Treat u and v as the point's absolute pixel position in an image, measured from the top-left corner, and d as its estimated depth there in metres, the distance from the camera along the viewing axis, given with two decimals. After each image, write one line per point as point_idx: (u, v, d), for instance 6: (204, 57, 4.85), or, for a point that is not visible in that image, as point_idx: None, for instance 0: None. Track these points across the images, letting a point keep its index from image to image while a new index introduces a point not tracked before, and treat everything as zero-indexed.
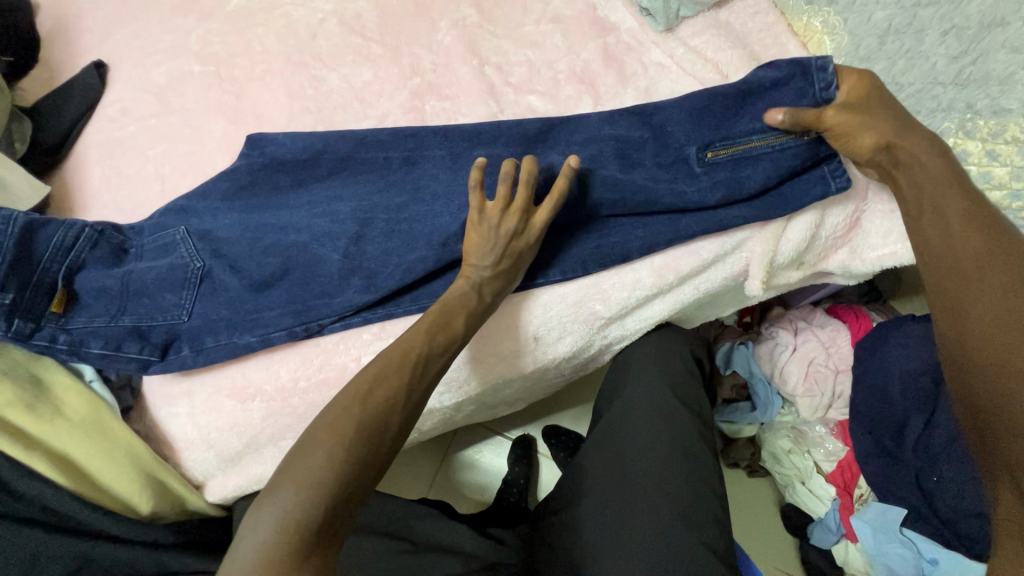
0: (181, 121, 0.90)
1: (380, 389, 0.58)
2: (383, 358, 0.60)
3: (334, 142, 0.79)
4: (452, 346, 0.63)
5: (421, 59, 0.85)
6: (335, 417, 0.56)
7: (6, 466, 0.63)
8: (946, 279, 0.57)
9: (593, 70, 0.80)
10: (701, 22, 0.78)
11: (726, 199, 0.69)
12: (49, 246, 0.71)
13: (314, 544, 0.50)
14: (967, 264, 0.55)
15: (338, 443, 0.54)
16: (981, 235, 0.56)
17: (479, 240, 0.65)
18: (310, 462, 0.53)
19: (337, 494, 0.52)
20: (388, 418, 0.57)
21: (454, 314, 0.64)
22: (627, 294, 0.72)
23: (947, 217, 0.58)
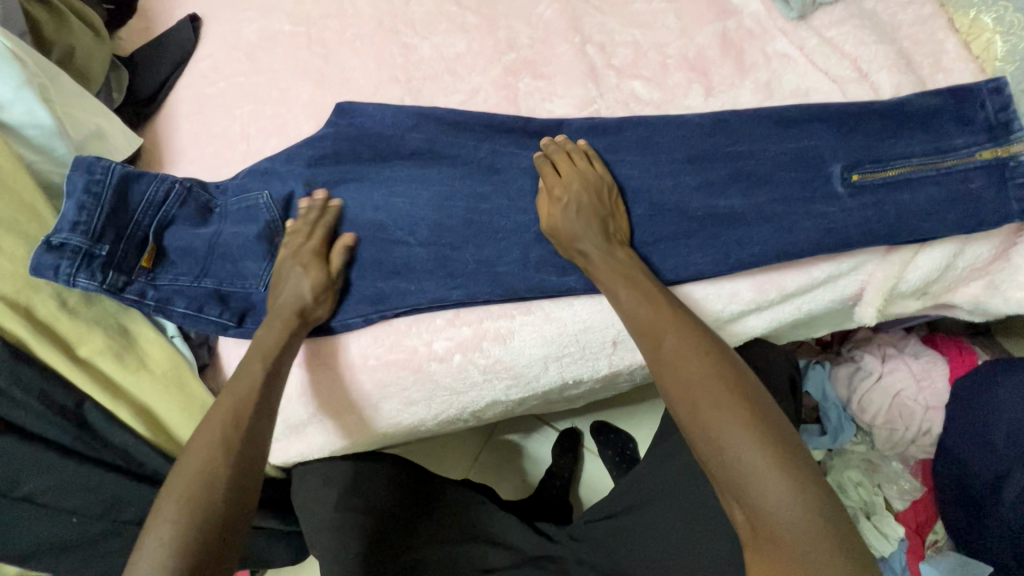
0: (269, 82, 0.89)
1: (194, 457, 0.57)
2: (197, 430, 0.59)
3: (424, 121, 0.76)
4: (253, 391, 0.62)
5: (518, 34, 0.80)
6: (181, 490, 0.55)
7: (96, 411, 0.67)
8: (702, 436, 0.51)
9: (707, 58, 0.73)
10: (841, 10, 0.70)
11: (853, 214, 0.61)
12: (142, 200, 0.72)
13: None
14: (717, 413, 0.51)
15: (183, 514, 0.53)
16: (724, 381, 0.53)
17: (280, 276, 0.70)
18: (150, 545, 0.52)
19: (180, 568, 0.51)
20: (212, 479, 0.56)
21: (252, 358, 0.65)
22: (722, 308, 0.67)
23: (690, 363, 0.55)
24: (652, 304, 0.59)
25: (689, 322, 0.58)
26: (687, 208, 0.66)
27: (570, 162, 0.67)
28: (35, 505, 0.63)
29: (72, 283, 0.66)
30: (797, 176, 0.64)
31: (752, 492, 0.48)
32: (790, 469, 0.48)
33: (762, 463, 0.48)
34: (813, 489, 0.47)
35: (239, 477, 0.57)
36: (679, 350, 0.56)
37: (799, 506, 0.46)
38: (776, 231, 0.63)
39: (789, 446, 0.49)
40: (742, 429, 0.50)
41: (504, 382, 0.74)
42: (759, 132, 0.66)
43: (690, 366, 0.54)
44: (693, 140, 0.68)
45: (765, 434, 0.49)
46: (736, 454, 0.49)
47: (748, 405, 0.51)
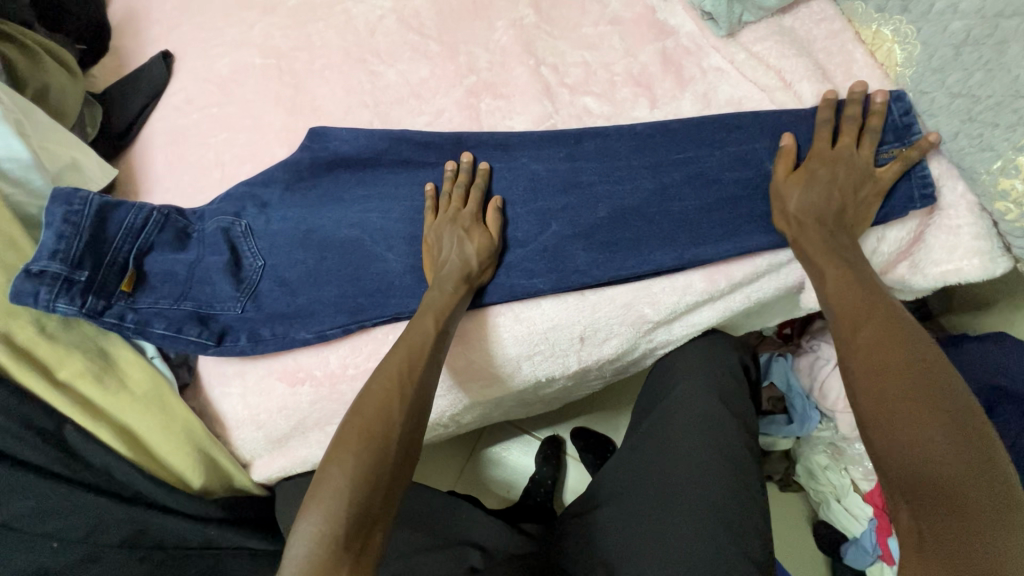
0: (242, 112, 0.93)
1: (377, 410, 0.61)
2: (374, 380, 0.63)
3: (396, 144, 0.79)
4: (429, 346, 0.65)
5: (478, 58, 0.87)
6: (371, 431, 0.59)
7: (77, 433, 0.67)
8: (876, 419, 0.53)
9: (650, 74, 0.80)
10: (764, 27, 0.77)
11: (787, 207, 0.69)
12: (122, 226, 0.75)
13: (347, 553, 0.53)
14: (887, 383, 0.53)
15: (348, 452, 0.57)
16: (914, 353, 0.54)
17: (439, 239, 0.72)
18: (325, 488, 0.56)
19: (354, 505, 0.55)
20: (385, 430, 0.59)
21: (426, 312, 0.67)
22: (677, 299, 0.72)
23: (885, 337, 0.56)
24: (866, 288, 0.61)
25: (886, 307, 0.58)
26: (640, 212, 0.73)
27: (462, 181, 0.76)
28: (17, 533, 0.63)
29: (53, 310, 0.67)
30: (738, 174, 0.72)
31: (919, 457, 0.49)
32: (958, 438, 0.48)
33: (951, 459, 0.47)
34: (977, 458, 0.47)
35: (409, 427, 0.61)
36: (876, 338, 0.57)
37: (982, 488, 0.46)
38: (722, 232, 0.71)
39: (967, 436, 0.48)
40: (912, 398, 0.51)
41: (479, 383, 0.77)
42: (697, 140, 0.74)
43: (880, 350, 0.55)
44: (646, 150, 0.75)
45: (954, 426, 0.48)
46: (899, 423, 0.51)
47: (912, 376, 0.52)
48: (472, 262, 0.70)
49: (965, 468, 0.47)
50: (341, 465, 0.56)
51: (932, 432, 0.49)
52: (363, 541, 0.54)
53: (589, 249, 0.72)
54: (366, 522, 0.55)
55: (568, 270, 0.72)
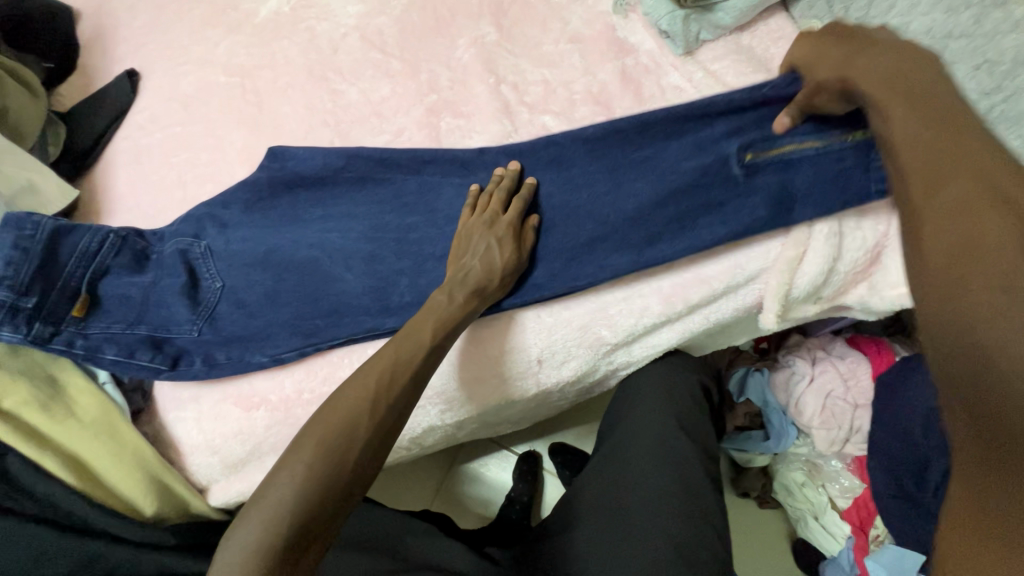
0: (205, 130, 0.92)
1: (345, 417, 0.57)
2: (350, 385, 0.59)
3: (353, 160, 0.77)
4: (415, 363, 0.62)
5: (439, 76, 0.86)
6: (327, 438, 0.55)
7: (20, 463, 0.66)
8: (942, 294, 0.44)
9: (609, 91, 0.79)
10: (723, 45, 0.77)
11: (754, 223, 0.66)
12: (75, 251, 0.74)
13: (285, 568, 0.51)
14: (959, 239, 0.44)
15: (301, 463, 0.54)
16: (996, 201, 0.44)
17: (470, 241, 0.68)
18: (269, 496, 0.53)
19: (301, 520, 0.52)
20: (349, 442, 0.56)
21: (422, 321, 0.64)
22: (634, 321, 0.71)
23: (954, 181, 0.46)
24: (940, 132, 0.49)
25: (967, 129, 0.48)
26: (597, 232, 0.70)
27: (511, 185, 0.71)
28: None
29: (1, 339, 0.67)
30: (700, 184, 0.68)
31: (981, 330, 0.40)
32: None
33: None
34: None
35: (380, 440, 0.58)
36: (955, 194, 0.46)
37: None
38: (686, 244, 0.68)
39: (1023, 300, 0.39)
40: (1008, 250, 0.41)
41: (437, 407, 0.76)
42: (656, 154, 0.71)
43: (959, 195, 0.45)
44: (599, 169, 0.73)
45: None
46: (971, 278, 0.42)
47: (1021, 235, 0.42)
48: (489, 275, 0.67)
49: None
50: (291, 475, 0.53)
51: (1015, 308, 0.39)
52: (302, 556, 0.52)
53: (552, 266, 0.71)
54: (309, 537, 0.53)
55: (529, 286, 0.71)
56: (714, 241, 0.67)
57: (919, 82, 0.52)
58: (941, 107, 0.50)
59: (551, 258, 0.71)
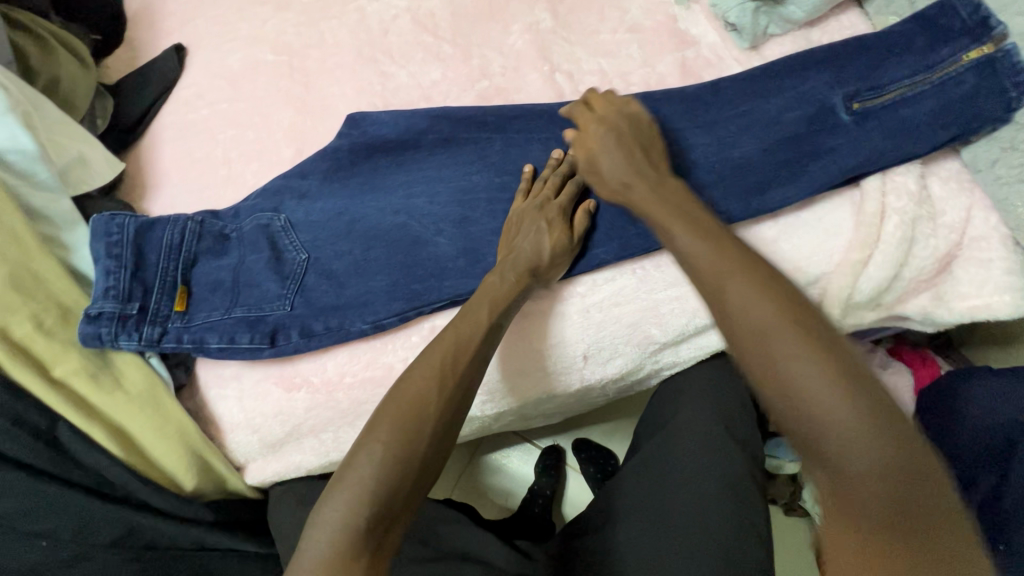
0: (252, 108, 0.92)
1: (415, 400, 0.56)
2: (416, 370, 0.58)
3: (437, 122, 0.80)
4: (478, 338, 0.61)
5: (491, 62, 0.84)
6: (399, 417, 0.55)
7: (70, 432, 0.67)
8: (783, 393, 0.43)
9: (668, 84, 0.77)
10: (790, 41, 0.74)
11: (816, 230, 0.67)
12: (161, 245, 0.76)
13: (368, 544, 0.51)
14: (833, 427, 0.41)
15: (377, 444, 0.54)
16: (841, 381, 0.41)
17: (517, 228, 0.70)
18: (347, 481, 0.53)
19: (380, 499, 0.52)
20: (416, 425, 0.55)
21: (477, 302, 0.64)
22: (685, 320, 0.70)
23: (772, 354, 0.44)
24: (719, 251, 0.50)
25: (705, 228, 0.53)
26: (652, 230, 0.70)
27: (561, 167, 0.72)
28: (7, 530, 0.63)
29: (119, 344, 0.70)
30: (759, 181, 0.68)
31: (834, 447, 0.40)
32: (893, 438, 0.40)
33: (820, 382, 0.41)
34: (906, 470, 0.40)
35: (449, 420, 0.58)
36: (700, 270, 0.50)
37: (949, 528, 0.39)
38: (749, 239, 0.69)
39: (882, 398, 0.42)
40: (859, 421, 0.40)
41: (478, 397, 0.75)
42: (715, 154, 0.70)
43: (727, 288, 0.48)
44: (655, 164, 0.72)
45: (831, 365, 0.42)
46: (829, 444, 0.41)
47: (910, 475, 0.40)
48: (532, 260, 0.66)
49: (906, 489, 0.40)
50: (368, 459, 0.53)
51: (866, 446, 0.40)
52: (382, 532, 0.52)
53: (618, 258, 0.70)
54: (389, 514, 0.53)
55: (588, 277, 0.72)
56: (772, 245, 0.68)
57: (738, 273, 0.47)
58: (751, 288, 0.46)
59: (615, 251, 0.70)
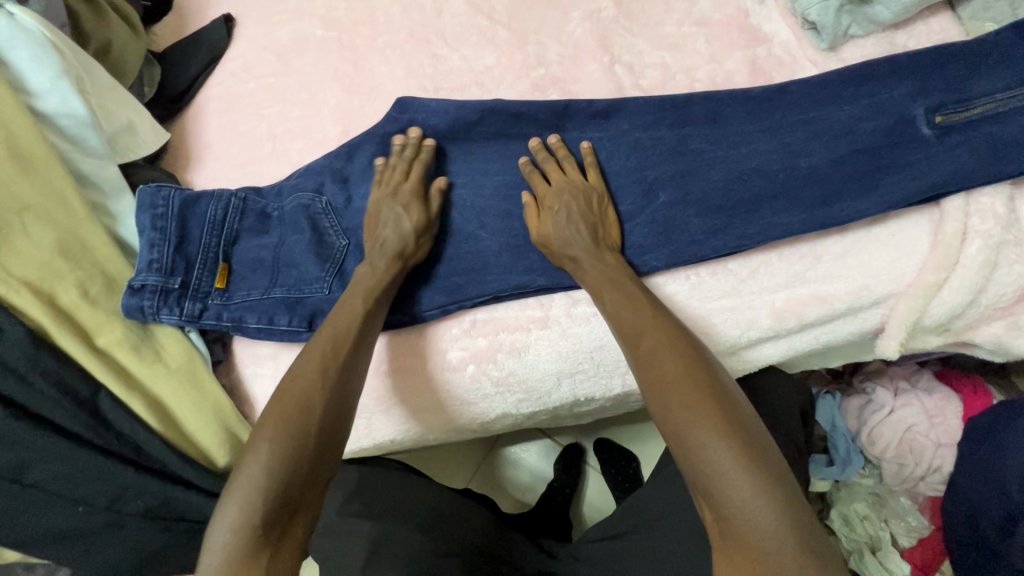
0: (299, 85, 0.90)
1: (298, 396, 0.58)
2: (302, 360, 0.61)
3: (488, 115, 0.75)
4: (356, 327, 0.64)
5: (548, 50, 0.81)
6: (286, 411, 0.57)
7: (110, 401, 0.66)
8: (666, 431, 0.53)
9: (736, 83, 0.73)
10: (872, 44, 0.70)
11: (888, 247, 0.63)
12: (204, 221, 0.76)
13: (268, 541, 0.51)
14: (700, 458, 0.50)
15: (267, 438, 0.55)
16: (713, 412, 0.51)
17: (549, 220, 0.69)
18: (241, 478, 0.53)
19: (272, 496, 0.52)
20: (307, 420, 0.57)
21: (359, 289, 0.67)
22: (739, 332, 0.67)
23: (670, 404, 0.53)
24: (635, 305, 0.61)
25: (656, 314, 0.60)
26: (713, 236, 0.67)
27: (562, 173, 0.71)
28: (47, 492, 0.64)
29: (161, 318, 0.70)
30: (823, 193, 0.65)
31: (720, 489, 0.48)
32: (758, 474, 0.48)
33: (726, 460, 0.49)
34: (787, 506, 0.47)
35: (334, 418, 0.58)
36: (653, 351, 0.57)
37: (785, 550, 0.45)
38: (814, 253, 0.65)
39: (773, 470, 0.49)
40: (722, 447, 0.49)
41: (516, 396, 0.74)
42: (780, 162, 0.67)
43: (663, 367, 0.55)
44: (717, 165, 0.69)
45: (738, 442, 0.49)
46: (715, 487, 0.48)
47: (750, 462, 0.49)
48: (598, 280, 0.64)
49: (768, 514, 0.46)
50: (258, 454, 0.54)
51: (760, 476, 0.48)
52: (284, 529, 0.52)
53: (670, 263, 0.67)
54: (288, 513, 0.53)
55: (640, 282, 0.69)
56: (838, 261, 0.65)
57: (661, 326, 0.59)
58: (639, 322, 0.60)
59: (665, 257, 0.67)
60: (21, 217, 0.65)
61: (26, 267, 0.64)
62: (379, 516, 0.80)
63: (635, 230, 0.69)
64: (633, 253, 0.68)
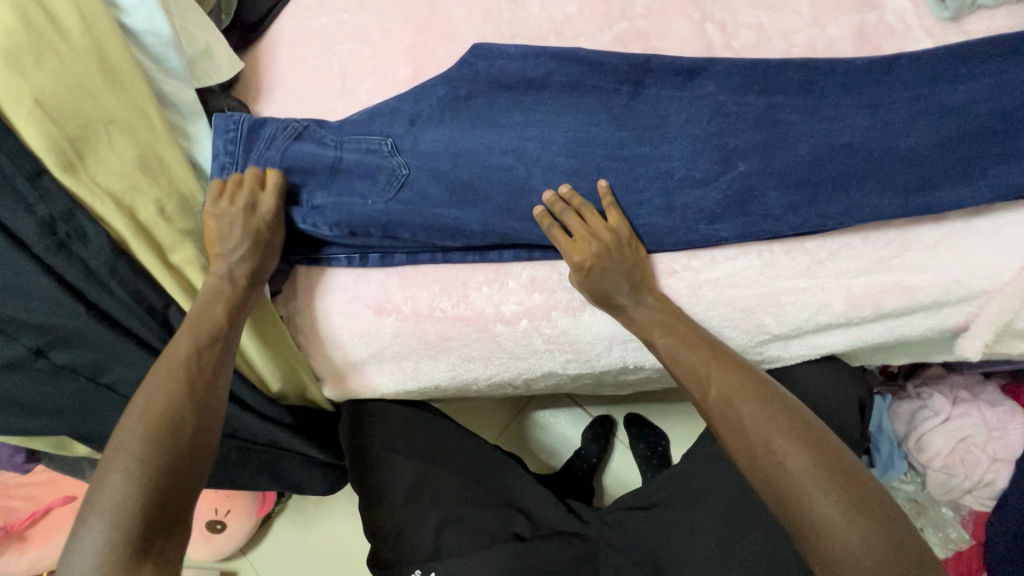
0: (373, 22, 0.88)
1: (161, 413, 0.59)
2: (146, 392, 0.60)
3: (566, 65, 0.73)
4: (207, 330, 0.64)
5: (635, 1, 0.77)
6: (137, 432, 0.58)
7: (180, 317, 0.69)
8: (727, 428, 0.56)
9: (838, 51, 0.68)
10: (1001, 16, 0.65)
11: (987, 238, 0.60)
12: (267, 148, 0.74)
13: (145, 552, 0.53)
14: (757, 442, 0.53)
15: (130, 461, 0.56)
16: (765, 397, 0.56)
17: (587, 269, 0.64)
18: (107, 499, 0.54)
19: (150, 500, 0.55)
20: (179, 427, 0.59)
21: (212, 304, 0.66)
22: (807, 316, 0.64)
23: (730, 400, 0.57)
24: (665, 307, 0.65)
25: (721, 350, 0.61)
26: (795, 215, 0.63)
27: (584, 223, 0.66)
28: (118, 395, 0.68)
29: None
30: (926, 176, 0.60)
31: (779, 468, 0.52)
32: (808, 443, 0.52)
33: (794, 454, 0.52)
34: (832, 463, 0.51)
35: (171, 418, 0.59)
36: (728, 393, 0.57)
37: (847, 507, 0.49)
38: (900, 239, 0.62)
39: (837, 455, 0.52)
40: (779, 429, 0.53)
41: (565, 355, 0.73)
42: (877, 139, 0.62)
43: (742, 412, 0.55)
44: (807, 137, 0.64)
45: (793, 429, 0.53)
46: (776, 467, 0.52)
47: (804, 434, 0.53)
48: (648, 325, 0.63)
49: (821, 478, 0.50)
50: (120, 477, 0.55)
51: (810, 447, 0.52)
52: (163, 541, 0.55)
53: (744, 239, 0.64)
54: (166, 518, 0.55)
55: (707, 251, 0.67)
56: (929, 246, 0.61)
57: (693, 327, 0.63)
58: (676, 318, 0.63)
59: (740, 229, 0.64)
60: (107, 130, 0.66)
61: (110, 179, 0.66)
62: (420, 457, 0.82)
63: (713, 196, 0.66)
64: (707, 223, 0.65)
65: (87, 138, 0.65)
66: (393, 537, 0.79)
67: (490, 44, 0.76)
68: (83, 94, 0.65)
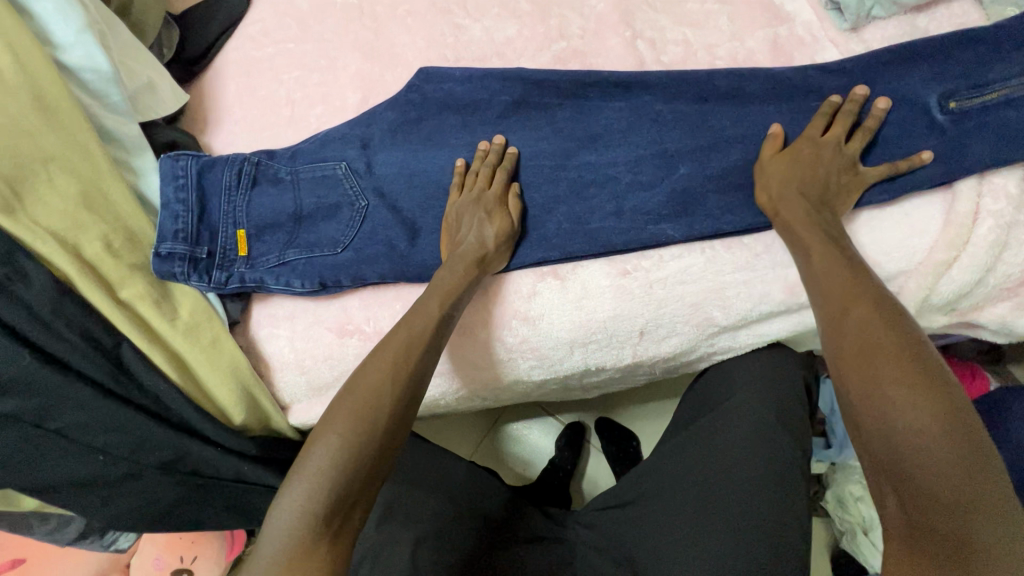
0: (319, 51, 0.89)
1: (367, 390, 0.57)
2: (364, 373, 0.59)
3: (509, 84, 0.76)
4: (428, 332, 0.62)
5: (570, 23, 0.81)
6: (351, 407, 0.56)
7: (132, 352, 0.67)
8: (833, 342, 0.52)
9: (756, 61, 0.75)
10: (893, 26, 0.72)
11: (899, 223, 0.66)
12: (220, 188, 0.75)
13: (322, 536, 0.51)
14: (864, 355, 0.49)
15: (336, 437, 0.54)
16: (886, 315, 0.51)
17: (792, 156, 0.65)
18: (309, 469, 0.53)
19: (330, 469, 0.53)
20: (377, 407, 0.56)
21: (436, 289, 0.65)
22: (751, 306, 0.68)
23: (845, 312, 0.53)
24: (807, 222, 0.61)
25: (858, 271, 0.56)
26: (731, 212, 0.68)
27: (844, 129, 0.65)
28: (69, 440, 0.65)
29: (189, 281, 0.71)
30: None
31: (883, 384, 0.47)
32: (921, 365, 0.47)
33: (898, 373, 0.47)
34: (940, 391, 0.46)
35: (372, 393, 0.57)
36: (844, 315, 0.53)
37: (949, 437, 0.44)
38: None
39: (946, 386, 0.46)
40: (887, 345, 0.49)
41: (529, 362, 0.75)
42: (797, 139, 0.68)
43: (858, 323, 0.51)
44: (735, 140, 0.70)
45: (906, 349, 0.48)
46: (879, 383, 0.47)
47: (914, 356, 0.48)
48: (792, 234, 0.62)
49: (920, 404, 0.45)
50: (324, 448, 0.53)
51: (917, 369, 0.47)
52: (340, 524, 0.52)
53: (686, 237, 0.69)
54: (348, 501, 0.53)
55: (653, 252, 0.70)
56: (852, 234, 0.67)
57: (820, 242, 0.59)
58: (800, 232, 0.60)
59: (683, 229, 0.69)
60: (45, 168, 0.65)
61: (51, 217, 0.64)
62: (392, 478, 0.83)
63: (656, 200, 0.70)
64: (653, 225, 0.69)
65: (24, 177, 0.64)
66: (367, 562, 0.75)
67: (436, 67, 0.79)
68: (18, 133, 0.64)
